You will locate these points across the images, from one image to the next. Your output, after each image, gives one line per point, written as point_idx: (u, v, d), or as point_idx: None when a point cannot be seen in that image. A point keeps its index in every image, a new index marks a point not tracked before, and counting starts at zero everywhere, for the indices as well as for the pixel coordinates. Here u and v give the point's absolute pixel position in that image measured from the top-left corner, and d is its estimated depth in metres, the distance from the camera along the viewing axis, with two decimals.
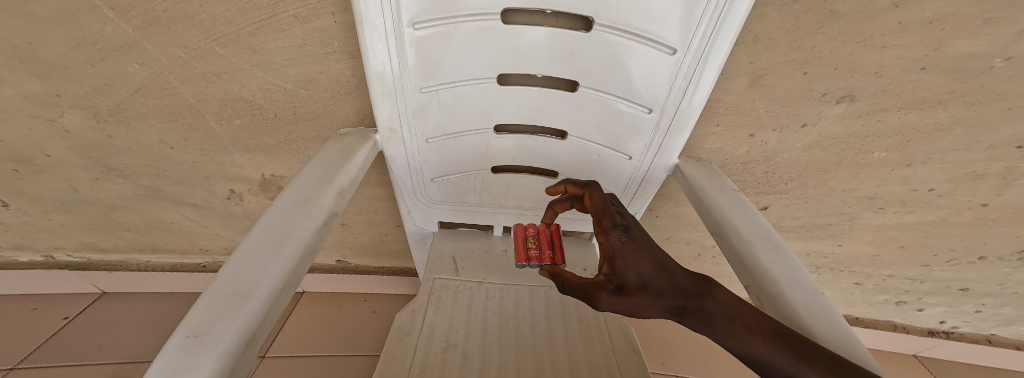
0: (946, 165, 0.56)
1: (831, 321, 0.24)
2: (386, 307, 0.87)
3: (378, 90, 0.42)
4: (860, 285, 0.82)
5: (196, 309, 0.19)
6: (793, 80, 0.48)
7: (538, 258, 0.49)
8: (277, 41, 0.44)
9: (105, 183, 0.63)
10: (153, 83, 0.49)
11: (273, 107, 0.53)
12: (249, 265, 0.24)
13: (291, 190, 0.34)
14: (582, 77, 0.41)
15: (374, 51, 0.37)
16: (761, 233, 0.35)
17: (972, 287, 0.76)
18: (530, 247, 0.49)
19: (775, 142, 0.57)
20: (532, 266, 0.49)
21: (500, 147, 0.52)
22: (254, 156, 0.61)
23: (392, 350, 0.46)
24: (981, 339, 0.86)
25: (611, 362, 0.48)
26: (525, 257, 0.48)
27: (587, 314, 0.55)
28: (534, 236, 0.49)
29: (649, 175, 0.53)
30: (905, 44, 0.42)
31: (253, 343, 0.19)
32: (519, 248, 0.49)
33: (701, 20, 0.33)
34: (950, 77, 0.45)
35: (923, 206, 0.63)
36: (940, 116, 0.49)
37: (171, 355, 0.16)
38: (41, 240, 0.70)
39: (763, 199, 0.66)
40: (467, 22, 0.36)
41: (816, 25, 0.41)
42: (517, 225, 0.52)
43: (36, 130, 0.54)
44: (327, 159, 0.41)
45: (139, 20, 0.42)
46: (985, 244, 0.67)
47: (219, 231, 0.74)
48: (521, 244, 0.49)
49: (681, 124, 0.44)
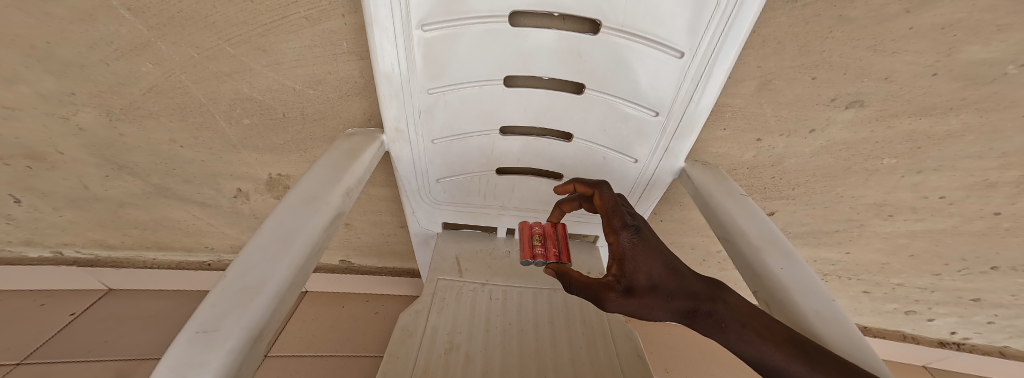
0: (958, 172, 0.55)
1: (842, 328, 0.23)
2: (388, 307, 0.87)
3: (386, 91, 0.43)
4: (868, 293, 0.80)
5: (206, 304, 0.20)
6: (802, 85, 0.47)
7: (544, 256, 0.48)
8: (288, 42, 0.45)
9: (115, 180, 0.64)
10: (165, 83, 0.50)
11: (282, 108, 0.54)
12: (257, 262, 0.24)
13: (299, 189, 0.34)
14: (588, 80, 0.41)
15: (382, 52, 0.38)
16: (769, 237, 0.34)
17: (984, 298, 0.74)
18: (535, 245, 0.48)
19: (783, 147, 0.56)
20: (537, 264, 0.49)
21: (505, 148, 0.52)
22: (261, 155, 0.61)
23: (395, 350, 0.45)
24: (994, 351, 0.85)
25: (616, 368, 0.47)
26: (531, 255, 0.48)
27: (590, 317, 0.54)
28: (540, 234, 0.49)
29: (655, 179, 0.53)
30: (916, 50, 0.41)
31: (261, 340, 0.19)
32: (524, 245, 0.49)
33: (710, 24, 0.33)
34: (963, 83, 0.44)
35: (934, 213, 0.62)
36: (953, 123, 0.49)
37: (182, 349, 0.16)
38: (51, 236, 0.71)
39: (770, 204, 0.66)
40: (474, 24, 0.36)
41: (825, 29, 0.41)
42: (523, 222, 0.51)
43: (50, 127, 0.54)
44: (335, 159, 0.41)
45: (154, 21, 0.42)
46: (998, 254, 0.66)
47: (225, 230, 0.75)
48: (527, 242, 0.49)
49: (687, 128, 0.44)
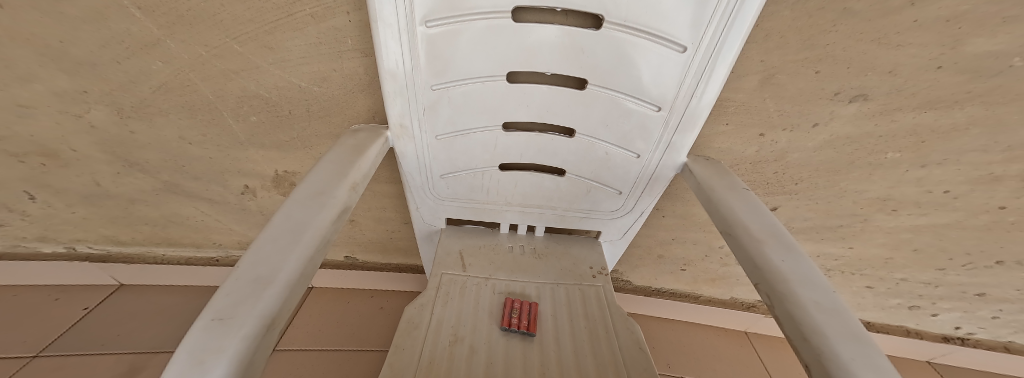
0: (962, 166, 0.55)
1: (858, 339, 0.21)
2: (392, 303, 0.89)
3: (390, 88, 0.43)
4: (872, 288, 0.80)
5: (220, 293, 0.20)
6: (805, 79, 0.47)
7: (518, 324, 0.51)
8: (293, 40, 0.45)
9: (126, 177, 0.65)
10: (174, 80, 0.50)
11: (287, 105, 0.54)
12: (268, 253, 0.25)
13: (308, 183, 0.35)
14: (591, 75, 0.42)
15: (387, 49, 0.39)
16: (771, 231, 0.34)
17: (989, 292, 0.74)
18: (512, 315, 0.51)
19: (786, 142, 0.56)
20: (514, 329, 0.51)
21: (507, 144, 0.53)
22: (267, 152, 0.62)
23: (401, 342, 0.46)
24: (998, 346, 0.84)
25: (618, 360, 0.47)
26: (508, 324, 0.50)
27: (592, 311, 0.55)
28: (518, 307, 0.53)
29: (657, 174, 0.53)
30: (921, 43, 0.41)
31: (274, 327, 0.20)
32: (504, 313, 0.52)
33: (711, 19, 0.33)
34: (967, 76, 0.44)
35: (938, 208, 0.62)
36: (957, 116, 0.49)
37: (199, 334, 0.17)
38: (64, 232, 0.72)
39: (773, 199, 0.66)
40: (477, 20, 0.36)
41: (828, 23, 0.41)
42: (506, 298, 0.55)
43: (63, 125, 0.56)
44: (341, 153, 0.42)
45: (163, 19, 0.43)
46: (1003, 248, 0.66)
47: (233, 226, 0.76)
48: (506, 312, 0.52)
49: (689, 122, 0.44)
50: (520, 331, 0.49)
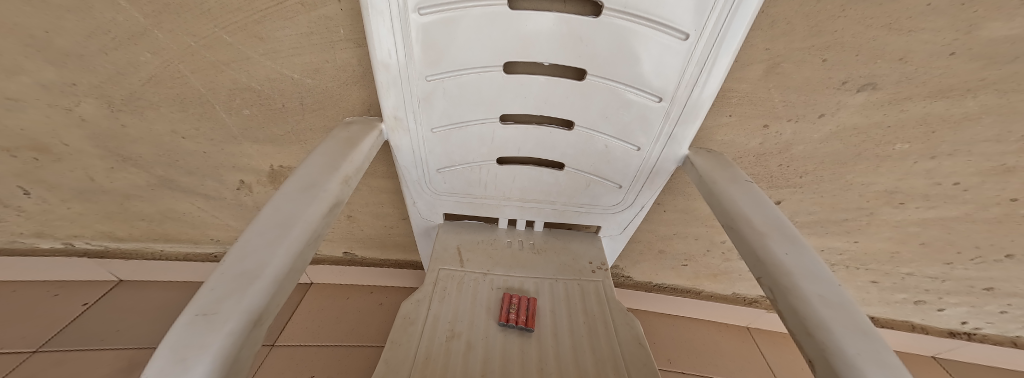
0: (973, 157, 0.53)
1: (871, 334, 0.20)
2: (392, 299, 0.88)
3: (384, 79, 0.42)
4: (878, 283, 0.79)
5: (204, 288, 0.20)
6: (811, 68, 0.46)
7: (517, 319, 0.50)
8: (284, 29, 0.44)
9: (120, 172, 0.65)
10: (163, 72, 0.49)
11: (280, 98, 0.53)
12: (255, 248, 0.24)
13: (298, 176, 0.34)
14: (590, 65, 0.40)
15: (379, 39, 0.37)
16: (775, 223, 0.33)
17: (997, 287, 0.73)
18: (511, 310, 0.51)
19: (790, 133, 0.55)
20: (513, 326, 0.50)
21: (505, 137, 0.51)
22: (261, 146, 0.61)
23: (396, 338, 0.46)
24: (1005, 341, 0.83)
25: (616, 355, 0.46)
26: (506, 319, 0.50)
27: (592, 307, 0.54)
28: (517, 303, 0.52)
29: (657, 167, 0.52)
30: (933, 28, 0.40)
31: (261, 323, 0.19)
32: (502, 309, 0.51)
33: (715, 4, 0.32)
34: (980, 63, 0.42)
35: (947, 200, 0.60)
36: (969, 105, 0.47)
37: (180, 331, 0.16)
38: (60, 228, 0.72)
39: (777, 193, 0.64)
40: (472, 8, 0.35)
41: (837, 8, 0.39)
42: (505, 293, 0.55)
43: (54, 118, 0.55)
44: (333, 146, 0.41)
45: (149, 8, 0.42)
46: (1013, 241, 0.64)
47: (228, 222, 0.75)
48: (504, 307, 0.52)
49: (692, 114, 0.43)
50: (519, 326, 0.48)
